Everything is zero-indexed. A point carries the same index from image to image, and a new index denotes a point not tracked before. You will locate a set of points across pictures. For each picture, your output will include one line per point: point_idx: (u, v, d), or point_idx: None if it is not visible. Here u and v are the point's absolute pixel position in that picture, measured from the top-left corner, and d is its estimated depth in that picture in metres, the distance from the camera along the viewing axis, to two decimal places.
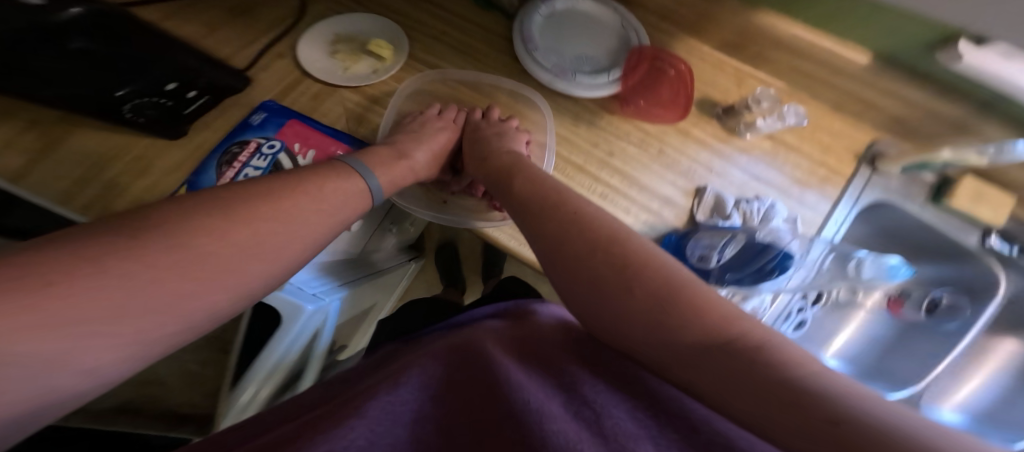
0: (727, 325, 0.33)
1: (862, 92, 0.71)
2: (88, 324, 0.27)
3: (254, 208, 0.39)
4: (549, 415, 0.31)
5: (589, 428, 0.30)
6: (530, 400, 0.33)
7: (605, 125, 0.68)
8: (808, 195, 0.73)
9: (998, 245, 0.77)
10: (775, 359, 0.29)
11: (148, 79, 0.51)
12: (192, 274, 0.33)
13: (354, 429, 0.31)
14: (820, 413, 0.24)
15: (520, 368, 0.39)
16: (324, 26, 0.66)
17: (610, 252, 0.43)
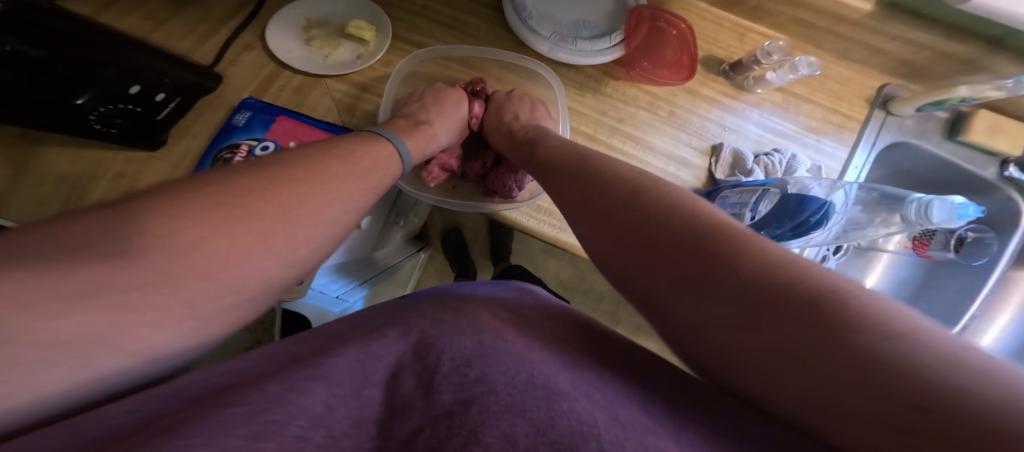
0: (780, 267, 0.27)
1: (865, 39, 0.65)
2: (102, 315, 0.27)
3: (293, 171, 0.39)
4: (559, 393, 0.28)
5: (602, 410, 0.28)
6: (534, 376, 0.30)
7: (611, 91, 0.65)
8: (825, 144, 0.68)
9: (1019, 176, 0.74)
10: (846, 316, 0.23)
11: (107, 82, 0.45)
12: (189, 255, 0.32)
13: (308, 397, 0.27)
14: (903, 397, 0.21)
15: (522, 343, 0.33)
16: (292, 11, 0.59)
17: (633, 204, 0.37)
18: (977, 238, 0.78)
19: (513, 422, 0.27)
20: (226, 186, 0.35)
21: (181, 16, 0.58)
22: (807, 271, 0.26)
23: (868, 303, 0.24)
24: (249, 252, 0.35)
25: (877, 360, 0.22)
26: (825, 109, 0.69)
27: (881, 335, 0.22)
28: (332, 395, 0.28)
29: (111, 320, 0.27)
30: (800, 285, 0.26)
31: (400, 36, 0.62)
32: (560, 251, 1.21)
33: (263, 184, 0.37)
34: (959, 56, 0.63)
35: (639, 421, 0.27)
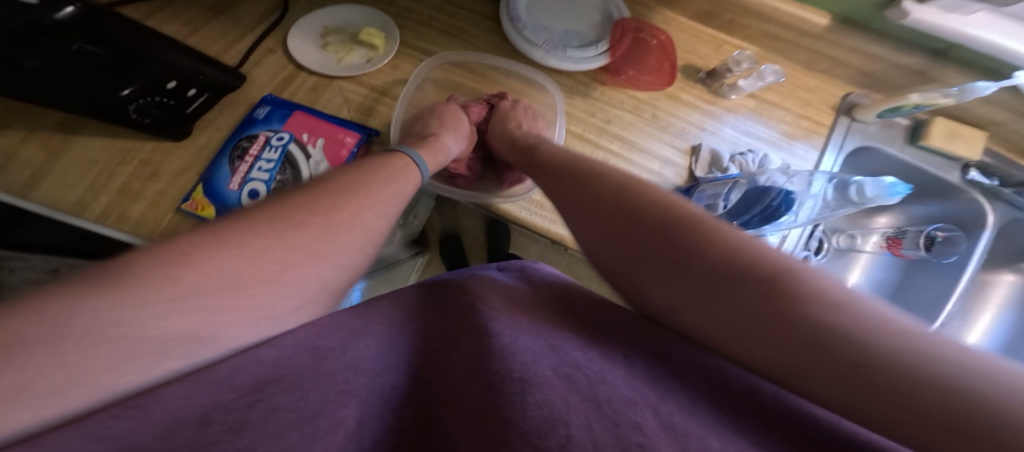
0: (744, 261, 0.34)
1: (829, 51, 0.72)
2: (200, 298, 0.33)
3: (332, 190, 0.46)
4: (536, 384, 0.29)
5: (578, 392, 0.29)
6: (514, 367, 0.31)
7: (599, 95, 0.71)
8: (797, 147, 0.74)
9: (980, 178, 0.78)
10: (799, 291, 0.30)
11: (148, 75, 0.50)
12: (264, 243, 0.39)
13: (345, 408, 0.31)
14: (842, 357, 0.27)
15: (515, 325, 0.36)
16: (311, 19, 0.66)
17: (618, 198, 0.44)
18: (948, 237, 0.82)
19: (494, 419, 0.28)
20: (233, 235, 0.38)
21: (210, 23, 0.63)
22: (771, 256, 0.33)
23: (822, 285, 0.30)
24: (292, 270, 0.40)
25: (829, 325, 0.28)
26: (795, 115, 0.75)
27: (825, 308, 0.29)
28: (360, 412, 0.31)
29: (230, 292, 0.35)
30: (762, 267, 0.33)
31: (408, 44, 0.68)
32: (556, 256, 1.26)
33: (305, 209, 0.43)
34: (908, 66, 0.70)
35: (619, 396, 0.29)
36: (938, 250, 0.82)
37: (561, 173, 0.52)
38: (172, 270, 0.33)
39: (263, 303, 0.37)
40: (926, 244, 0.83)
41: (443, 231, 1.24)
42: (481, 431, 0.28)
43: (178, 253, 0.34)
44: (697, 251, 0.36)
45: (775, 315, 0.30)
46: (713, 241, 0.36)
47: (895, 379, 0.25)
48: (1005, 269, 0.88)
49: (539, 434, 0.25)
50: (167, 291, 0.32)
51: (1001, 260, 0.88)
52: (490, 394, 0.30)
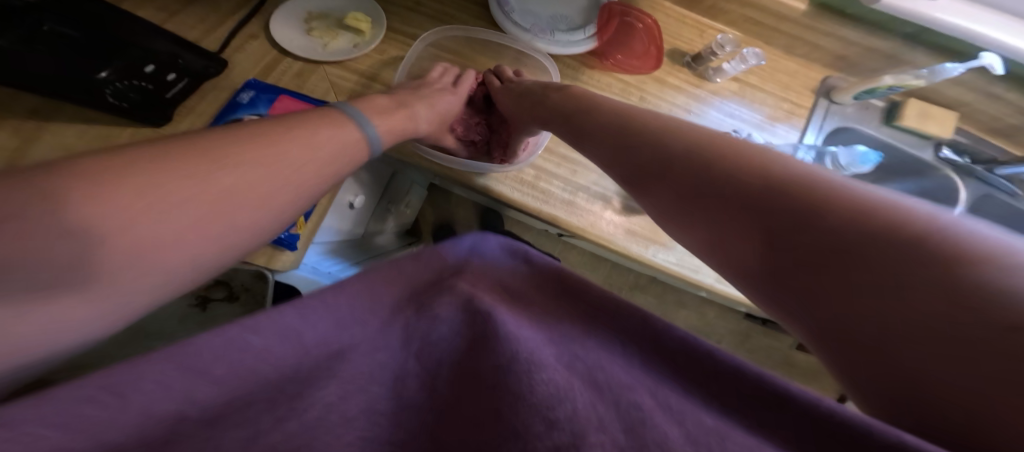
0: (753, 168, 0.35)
1: (807, 35, 0.74)
2: (113, 231, 0.29)
3: (260, 137, 0.41)
4: (541, 365, 0.28)
5: (581, 377, 0.29)
6: (521, 349, 0.29)
7: (588, 79, 0.72)
8: (779, 127, 0.76)
9: (951, 156, 0.83)
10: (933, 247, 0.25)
11: (129, 58, 0.51)
12: (193, 174, 0.35)
13: (324, 389, 0.27)
14: (996, 321, 0.22)
15: (515, 316, 0.34)
16: (294, 4, 0.65)
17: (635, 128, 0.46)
18: None
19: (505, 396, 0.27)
20: (151, 158, 0.34)
21: (189, 8, 0.62)
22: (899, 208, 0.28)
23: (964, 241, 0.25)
24: (228, 210, 0.36)
25: (946, 281, 0.24)
26: (777, 97, 0.77)
27: (972, 265, 0.24)
28: (344, 388, 0.28)
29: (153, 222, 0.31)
30: (891, 219, 0.27)
31: (394, 29, 0.67)
32: (547, 244, 1.27)
33: (233, 149, 0.38)
34: (881, 49, 0.73)
35: (617, 380, 0.29)
36: None
37: (618, 140, 0.47)
38: (94, 198, 0.29)
39: (180, 244, 0.33)
40: None
41: (435, 221, 1.22)
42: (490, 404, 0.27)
43: (95, 177, 0.30)
44: (792, 199, 0.31)
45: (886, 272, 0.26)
46: (821, 192, 0.30)
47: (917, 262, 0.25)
48: None
49: (548, 406, 0.25)
50: (66, 218, 0.28)
51: None
52: (495, 373, 0.28)
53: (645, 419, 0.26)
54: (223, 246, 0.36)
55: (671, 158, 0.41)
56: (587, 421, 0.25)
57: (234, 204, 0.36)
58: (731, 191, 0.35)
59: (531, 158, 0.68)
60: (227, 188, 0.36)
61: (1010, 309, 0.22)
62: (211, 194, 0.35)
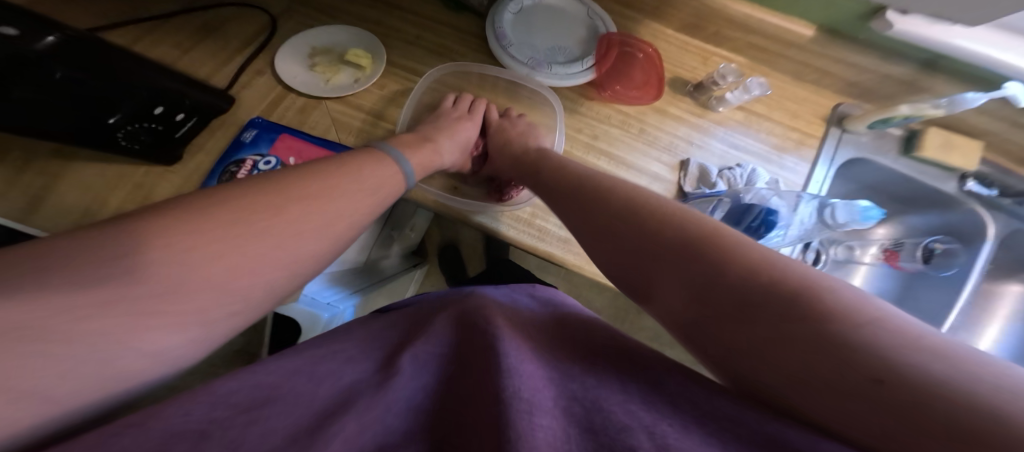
0: (687, 221, 0.40)
1: (816, 63, 0.71)
2: (165, 286, 0.33)
3: (300, 179, 0.45)
4: (540, 407, 0.30)
5: (576, 422, 0.31)
6: (521, 388, 0.31)
7: (586, 110, 0.71)
8: (788, 159, 0.73)
9: (977, 189, 0.78)
10: (809, 304, 0.29)
11: (136, 102, 0.51)
12: (241, 222, 0.38)
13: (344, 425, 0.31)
14: (864, 372, 0.25)
15: (519, 350, 0.36)
16: (298, 40, 0.67)
17: (599, 188, 0.51)
18: (947, 249, 0.81)
19: (505, 430, 0.28)
20: (216, 202, 0.39)
21: (199, 46, 0.65)
22: (791, 268, 0.32)
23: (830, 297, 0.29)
24: (267, 246, 0.39)
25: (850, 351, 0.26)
26: (785, 127, 0.74)
27: (842, 321, 0.27)
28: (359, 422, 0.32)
29: (192, 261, 0.34)
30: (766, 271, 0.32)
31: (394, 62, 0.68)
32: (552, 268, 1.27)
33: (272, 190, 0.42)
34: (896, 77, 0.69)
35: (618, 422, 0.30)
36: (936, 263, 0.81)
37: (578, 187, 0.53)
38: (157, 244, 0.34)
39: (202, 294, 0.35)
40: (924, 256, 0.82)
41: (439, 241, 1.25)
42: (494, 443, 0.29)
43: (149, 229, 0.34)
44: (712, 257, 0.36)
45: (774, 315, 0.30)
46: (733, 244, 0.36)
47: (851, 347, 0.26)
48: (1014, 280, 0.88)
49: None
50: (115, 273, 0.31)
51: (1005, 272, 0.87)
52: (497, 410, 0.30)
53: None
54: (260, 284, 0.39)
55: (626, 213, 0.45)
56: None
57: (266, 248, 0.39)
58: (671, 254, 0.39)
59: (534, 197, 0.68)
60: (247, 238, 0.38)
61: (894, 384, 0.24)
62: (227, 236, 0.37)
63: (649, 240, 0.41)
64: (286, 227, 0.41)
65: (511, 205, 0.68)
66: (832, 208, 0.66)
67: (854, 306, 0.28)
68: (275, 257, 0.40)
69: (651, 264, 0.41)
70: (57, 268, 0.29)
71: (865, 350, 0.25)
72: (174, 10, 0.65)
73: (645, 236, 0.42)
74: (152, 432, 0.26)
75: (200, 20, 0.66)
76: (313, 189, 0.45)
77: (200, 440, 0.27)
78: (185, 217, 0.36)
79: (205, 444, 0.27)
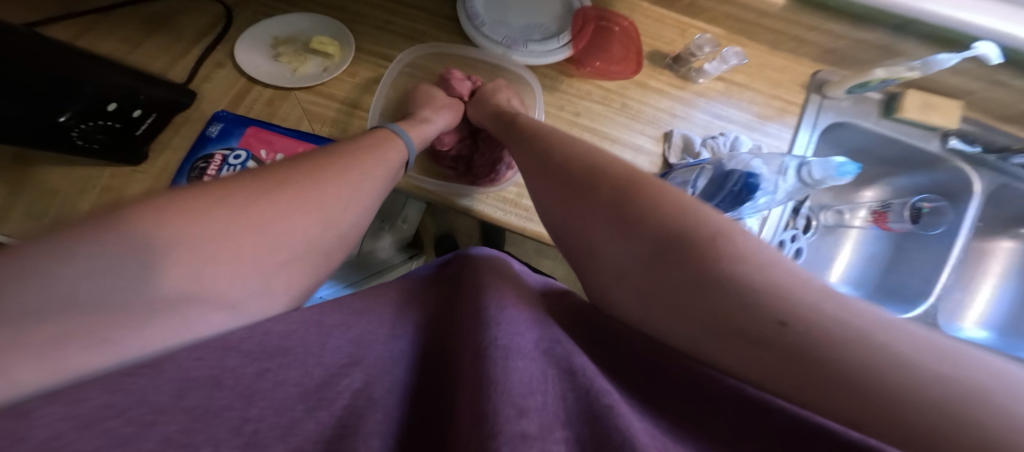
0: (647, 185, 0.41)
1: (791, 30, 0.70)
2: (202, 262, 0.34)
3: (314, 166, 0.46)
4: (517, 352, 0.29)
5: (556, 363, 0.31)
6: (500, 337, 0.30)
7: (566, 88, 0.70)
8: (771, 126, 0.72)
9: (961, 146, 0.77)
10: (720, 253, 0.33)
11: (86, 99, 0.48)
12: (270, 200, 0.40)
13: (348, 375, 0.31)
14: (772, 317, 0.29)
15: (501, 300, 0.35)
16: (261, 31, 0.65)
17: (564, 146, 0.50)
18: (934, 207, 0.80)
19: (481, 383, 0.27)
20: (235, 188, 0.39)
21: (157, 41, 0.62)
22: (719, 224, 0.36)
23: (772, 273, 0.31)
24: (285, 232, 0.40)
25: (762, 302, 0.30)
26: (766, 95, 0.73)
27: (753, 266, 0.32)
28: (368, 373, 0.32)
29: (218, 246, 0.35)
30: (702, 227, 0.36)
31: (363, 49, 0.66)
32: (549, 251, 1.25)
33: (289, 179, 0.43)
34: (872, 42, 0.69)
35: (589, 366, 0.31)
36: (924, 222, 0.81)
37: (541, 143, 0.53)
38: (179, 223, 0.34)
39: (235, 282, 0.35)
40: (912, 216, 0.82)
41: (436, 232, 1.23)
42: (472, 398, 0.27)
43: (178, 213, 0.35)
44: (670, 222, 0.37)
45: (692, 268, 0.34)
46: (684, 205, 0.38)
47: (774, 299, 0.30)
48: (1003, 236, 0.88)
49: (519, 395, 0.26)
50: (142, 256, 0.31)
51: (997, 228, 0.88)
52: (473, 362, 0.29)
53: (613, 408, 0.27)
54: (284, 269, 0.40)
55: (594, 176, 0.44)
56: (552, 415, 0.26)
57: (280, 234, 0.40)
58: (630, 215, 0.40)
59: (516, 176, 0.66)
60: (264, 233, 0.38)
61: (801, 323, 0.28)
62: (250, 224, 0.38)
63: (613, 197, 0.42)
64: (306, 214, 0.42)
65: (494, 186, 0.66)
66: (808, 166, 0.64)
67: (774, 266, 0.32)
68: (294, 242, 0.41)
69: (604, 220, 0.42)
70: (85, 245, 0.30)
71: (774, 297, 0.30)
72: (116, 2, 0.62)
73: (603, 202, 0.42)
74: (168, 376, 0.24)
75: (149, 14, 0.63)
76: (323, 180, 0.45)
77: (215, 387, 0.25)
78: (202, 209, 0.36)
79: (219, 392, 0.25)
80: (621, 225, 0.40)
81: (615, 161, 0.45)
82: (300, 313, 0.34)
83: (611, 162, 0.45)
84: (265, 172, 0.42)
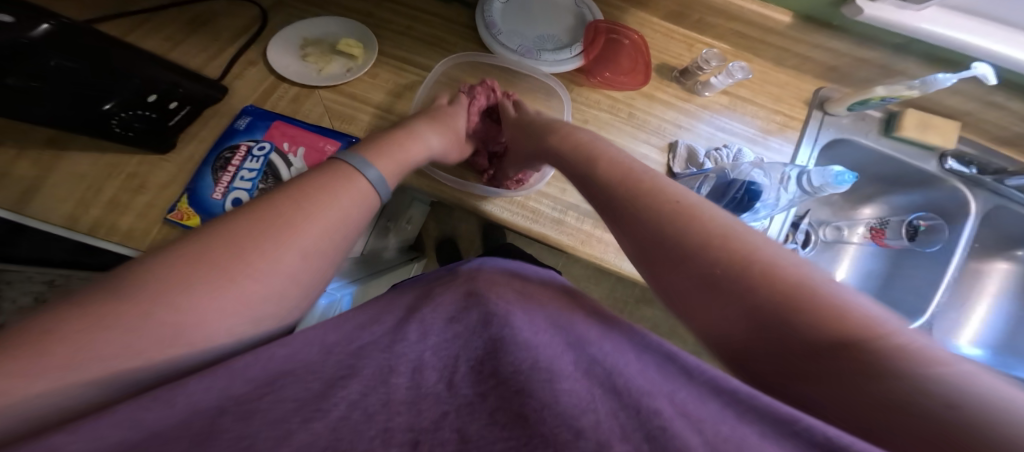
0: (705, 212, 0.39)
1: (795, 48, 0.73)
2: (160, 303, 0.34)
3: (297, 191, 0.45)
4: (561, 375, 0.32)
5: (597, 382, 0.32)
6: (541, 359, 0.33)
7: (577, 96, 0.73)
8: (772, 141, 0.75)
9: (957, 167, 0.79)
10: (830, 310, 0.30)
11: (129, 90, 0.51)
12: (246, 233, 0.39)
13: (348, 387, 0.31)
14: (888, 378, 0.27)
15: (536, 325, 0.37)
16: (289, 32, 0.68)
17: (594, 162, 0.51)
18: (931, 225, 0.83)
19: (527, 398, 0.30)
20: (211, 229, 0.39)
21: (190, 37, 0.66)
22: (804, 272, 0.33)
23: (875, 328, 0.29)
24: (259, 261, 0.39)
25: (876, 361, 0.28)
26: (769, 110, 0.76)
27: (865, 333, 0.29)
28: (366, 385, 0.31)
29: (180, 284, 0.35)
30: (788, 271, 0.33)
31: (386, 52, 0.69)
32: (551, 257, 1.27)
33: (268, 210, 0.42)
34: (871, 61, 0.72)
35: (639, 386, 0.31)
36: (921, 239, 0.84)
37: (574, 158, 0.54)
38: (148, 273, 0.35)
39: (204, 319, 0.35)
40: (910, 233, 0.86)
41: (439, 236, 1.26)
42: (517, 406, 0.30)
43: (149, 262, 0.35)
44: (738, 261, 0.35)
45: (785, 321, 0.31)
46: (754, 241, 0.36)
47: (896, 362, 0.27)
48: (998, 257, 0.90)
49: (573, 416, 0.28)
50: (102, 308, 0.32)
51: (993, 249, 0.90)
52: (516, 379, 0.31)
53: (666, 426, 0.27)
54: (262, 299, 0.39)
55: (635, 193, 0.44)
56: (610, 432, 0.27)
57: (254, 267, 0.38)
58: (692, 240, 0.38)
59: (539, 184, 0.69)
60: (236, 264, 0.37)
61: (903, 385, 0.26)
62: (215, 256, 0.37)
63: (665, 217, 0.40)
64: (280, 243, 0.40)
65: (514, 193, 0.68)
66: (808, 175, 0.66)
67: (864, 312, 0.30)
68: (271, 267, 0.39)
69: (660, 245, 0.40)
70: (63, 306, 0.32)
71: (904, 361, 0.27)
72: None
73: (655, 221, 0.41)
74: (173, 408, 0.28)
75: (184, 11, 0.67)
76: (302, 204, 0.43)
77: (218, 417, 0.28)
78: (178, 253, 0.36)
79: (219, 423, 0.27)
80: (688, 255, 0.37)
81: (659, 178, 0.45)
82: (304, 334, 0.37)
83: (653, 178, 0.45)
84: (247, 205, 0.42)
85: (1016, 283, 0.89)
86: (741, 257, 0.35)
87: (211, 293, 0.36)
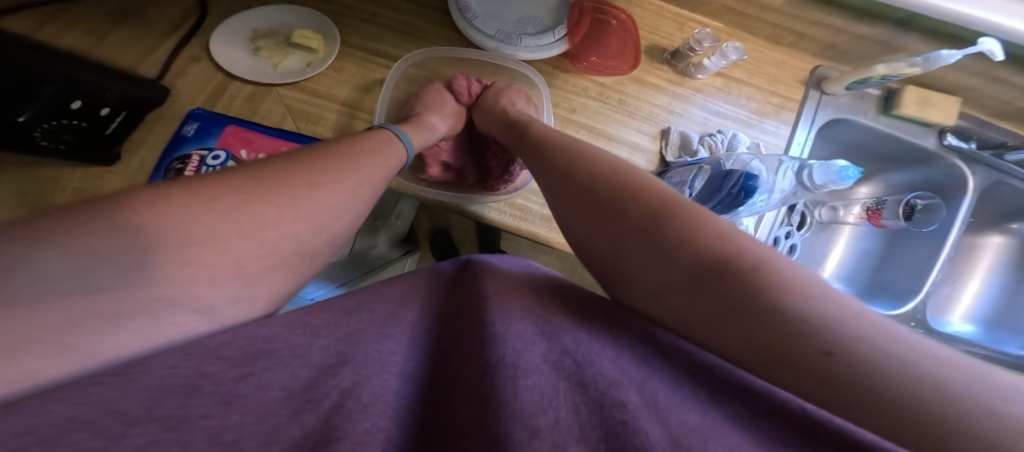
0: (664, 197, 0.41)
1: (792, 24, 0.68)
2: (191, 252, 0.34)
3: (321, 157, 0.46)
4: (525, 369, 0.29)
5: (567, 378, 0.29)
6: (508, 355, 0.30)
7: (562, 84, 0.68)
8: (769, 123, 0.71)
9: (956, 143, 0.77)
10: (771, 282, 0.31)
11: (46, 97, 0.45)
12: (271, 190, 0.40)
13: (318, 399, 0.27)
14: (817, 345, 0.27)
15: (511, 316, 0.34)
16: (238, 23, 0.61)
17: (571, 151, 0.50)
18: (927, 205, 0.80)
19: (486, 402, 0.27)
20: (235, 179, 0.39)
21: (127, 33, 0.59)
22: (758, 250, 0.34)
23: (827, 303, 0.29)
24: (279, 219, 0.40)
25: (804, 331, 0.28)
26: (765, 91, 0.72)
27: (801, 298, 0.29)
28: (358, 375, 0.30)
29: (208, 238, 0.35)
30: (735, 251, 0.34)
31: (349, 43, 0.63)
32: (542, 247, 1.24)
33: (286, 169, 0.43)
34: (872, 38, 0.67)
35: (605, 378, 0.29)
36: (918, 220, 0.81)
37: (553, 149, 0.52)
38: (170, 215, 0.34)
39: (224, 281, 0.36)
40: (906, 213, 0.81)
41: (431, 227, 1.20)
42: (476, 414, 0.26)
43: (169, 200, 0.35)
44: (689, 240, 0.37)
45: (729, 294, 0.33)
46: (708, 223, 0.37)
47: (823, 333, 0.28)
48: (994, 232, 0.89)
49: (530, 414, 0.25)
50: (137, 249, 0.32)
51: (988, 223, 0.88)
52: (483, 381, 0.29)
53: (627, 422, 0.25)
54: (280, 257, 0.40)
55: (601, 184, 0.45)
56: (567, 433, 0.25)
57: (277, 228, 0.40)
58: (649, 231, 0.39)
59: (528, 184, 0.64)
60: (258, 219, 0.39)
61: (830, 360, 0.27)
62: (247, 208, 0.38)
63: (632, 207, 0.41)
64: (300, 204, 0.42)
65: (505, 193, 0.64)
66: (809, 169, 0.63)
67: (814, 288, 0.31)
68: (292, 226, 0.41)
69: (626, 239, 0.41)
70: (73, 233, 0.30)
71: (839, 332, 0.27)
72: None
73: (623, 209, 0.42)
74: (138, 386, 0.23)
75: (117, 3, 0.59)
76: (320, 168, 0.45)
77: None
78: (199, 196, 0.36)
79: (195, 399, 0.24)
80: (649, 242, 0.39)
81: (630, 169, 0.45)
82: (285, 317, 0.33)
83: (621, 170, 0.45)
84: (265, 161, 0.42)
85: (1009, 258, 0.88)
86: (700, 225, 0.37)
87: (239, 248, 0.37)
